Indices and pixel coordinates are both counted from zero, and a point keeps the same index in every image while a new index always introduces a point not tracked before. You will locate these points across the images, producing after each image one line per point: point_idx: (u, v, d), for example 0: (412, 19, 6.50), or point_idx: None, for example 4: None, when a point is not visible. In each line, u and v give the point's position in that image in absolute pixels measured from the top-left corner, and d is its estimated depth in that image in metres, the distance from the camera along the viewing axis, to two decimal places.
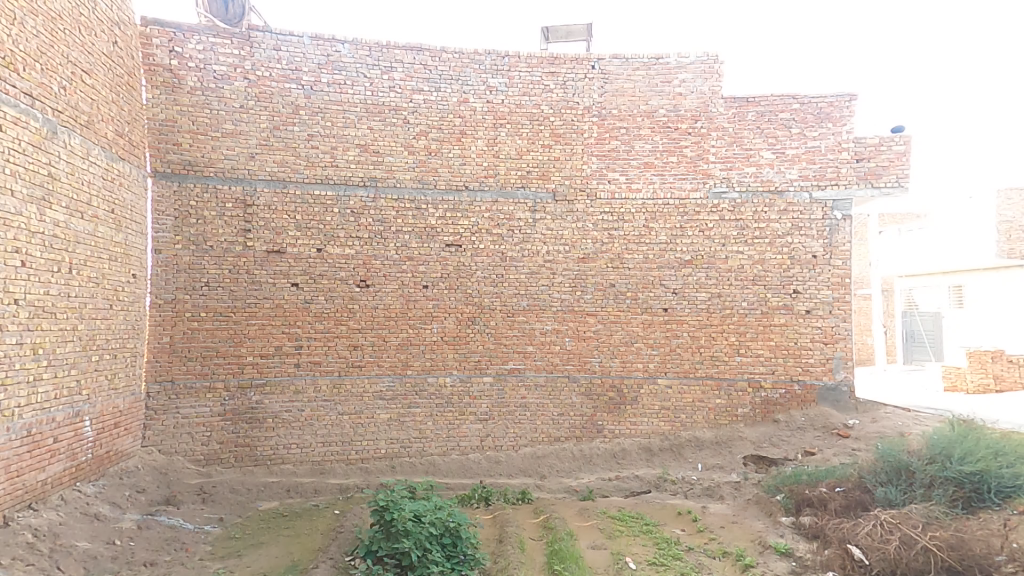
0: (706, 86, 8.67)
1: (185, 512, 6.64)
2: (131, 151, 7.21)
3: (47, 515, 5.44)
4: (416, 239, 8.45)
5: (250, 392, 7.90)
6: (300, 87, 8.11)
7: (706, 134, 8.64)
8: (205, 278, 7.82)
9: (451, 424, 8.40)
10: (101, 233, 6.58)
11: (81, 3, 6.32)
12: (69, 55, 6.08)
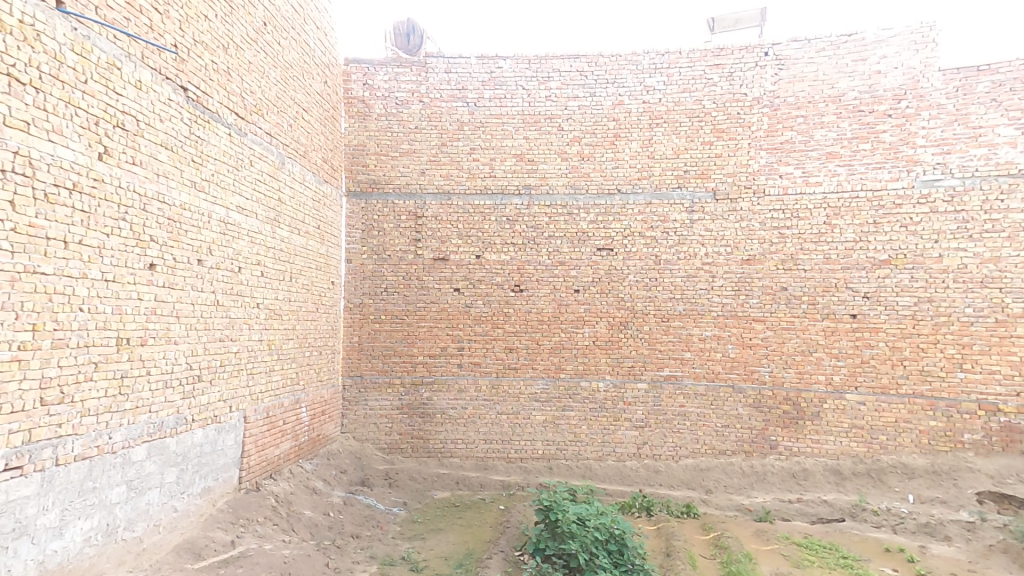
0: (916, 59, 7.56)
1: (377, 494, 7.54)
2: (332, 174, 8.34)
3: (282, 484, 6.58)
4: (568, 243, 8.56)
5: (422, 389, 8.64)
6: (465, 105, 8.73)
7: (913, 114, 7.54)
8: (385, 284, 8.76)
9: (607, 429, 8.34)
10: (311, 247, 7.72)
11: (305, 52, 7.51)
12: (295, 97, 7.24)
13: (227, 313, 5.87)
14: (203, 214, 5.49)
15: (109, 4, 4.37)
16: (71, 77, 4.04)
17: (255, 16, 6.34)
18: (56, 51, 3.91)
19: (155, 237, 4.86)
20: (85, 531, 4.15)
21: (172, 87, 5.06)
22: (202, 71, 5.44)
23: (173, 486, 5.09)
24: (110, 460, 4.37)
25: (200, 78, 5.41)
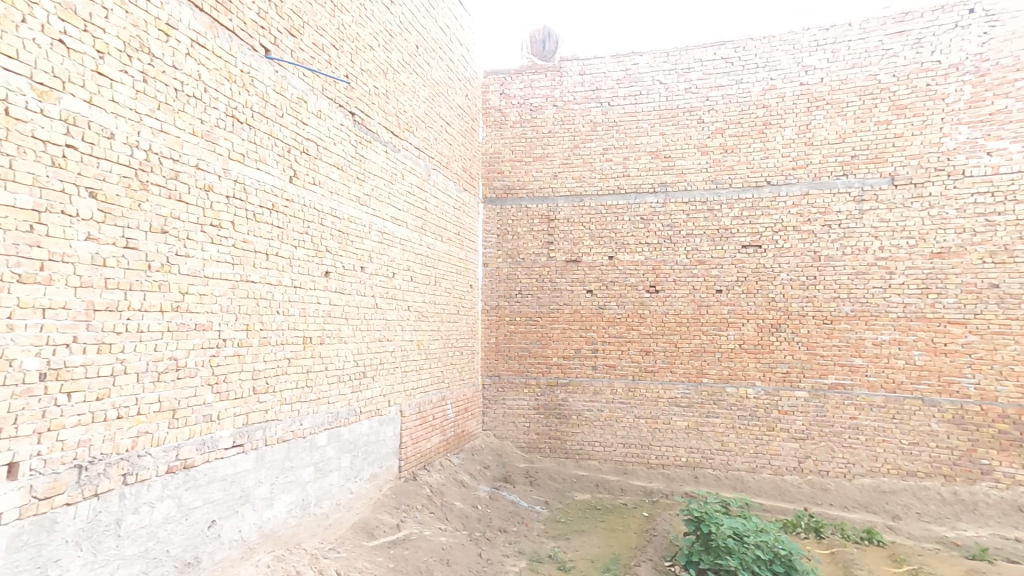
0: None
1: (520, 491, 7.76)
2: (471, 183, 8.75)
3: (435, 476, 7.06)
4: (708, 241, 8.07)
5: (557, 390, 8.70)
6: (599, 105, 8.65)
7: None
8: (519, 286, 8.97)
9: (759, 439, 7.68)
10: (453, 252, 8.17)
11: (449, 69, 8.02)
12: (440, 112, 7.74)
13: (384, 315, 6.42)
14: (365, 225, 6.06)
15: (300, 46, 5.02)
16: (273, 112, 4.69)
17: (409, 41, 6.91)
18: (263, 91, 4.58)
19: (329, 247, 5.46)
20: (288, 504, 4.82)
21: (344, 113, 5.67)
22: (366, 97, 6.03)
23: (348, 470, 5.68)
24: (301, 443, 5.00)
25: (365, 102, 6.00)
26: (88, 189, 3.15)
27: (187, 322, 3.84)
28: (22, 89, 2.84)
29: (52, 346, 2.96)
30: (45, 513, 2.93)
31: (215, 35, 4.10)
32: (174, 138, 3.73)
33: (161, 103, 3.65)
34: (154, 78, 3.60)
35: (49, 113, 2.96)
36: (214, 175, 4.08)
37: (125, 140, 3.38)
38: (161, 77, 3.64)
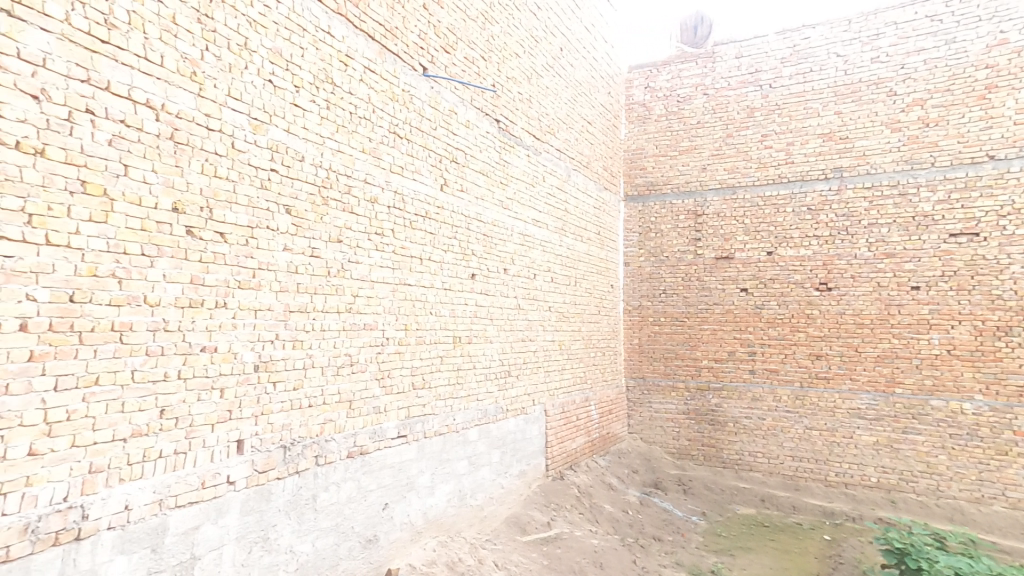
0: None
1: (674, 499, 7.36)
2: (612, 181, 8.56)
3: (581, 477, 7.00)
4: (900, 231, 7.05)
5: (709, 395, 8.10)
6: (757, 89, 8.00)
7: None
8: (664, 285, 8.52)
9: (985, 463, 6.54)
10: (593, 253, 8.05)
11: (592, 68, 7.98)
12: (582, 112, 7.71)
13: (526, 315, 6.53)
14: (507, 228, 6.23)
15: (453, 61, 5.33)
16: (427, 126, 5.03)
17: (554, 44, 7.01)
18: (420, 107, 4.93)
19: (474, 250, 5.69)
20: (447, 493, 5.13)
21: (489, 121, 5.89)
22: (511, 103, 6.21)
23: (499, 465, 5.87)
24: (455, 437, 5.27)
25: (509, 109, 6.19)
26: (285, 206, 3.64)
27: (358, 322, 4.24)
28: (242, 124, 3.37)
29: (262, 342, 3.45)
30: (265, 484, 3.46)
31: (383, 60, 4.52)
32: (348, 156, 4.17)
33: (339, 126, 4.10)
34: (335, 104, 4.06)
35: (260, 143, 3.47)
36: (379, 188, 4.48)
37: (312, 162, 3.86)
38: (340, 103, 4.10)
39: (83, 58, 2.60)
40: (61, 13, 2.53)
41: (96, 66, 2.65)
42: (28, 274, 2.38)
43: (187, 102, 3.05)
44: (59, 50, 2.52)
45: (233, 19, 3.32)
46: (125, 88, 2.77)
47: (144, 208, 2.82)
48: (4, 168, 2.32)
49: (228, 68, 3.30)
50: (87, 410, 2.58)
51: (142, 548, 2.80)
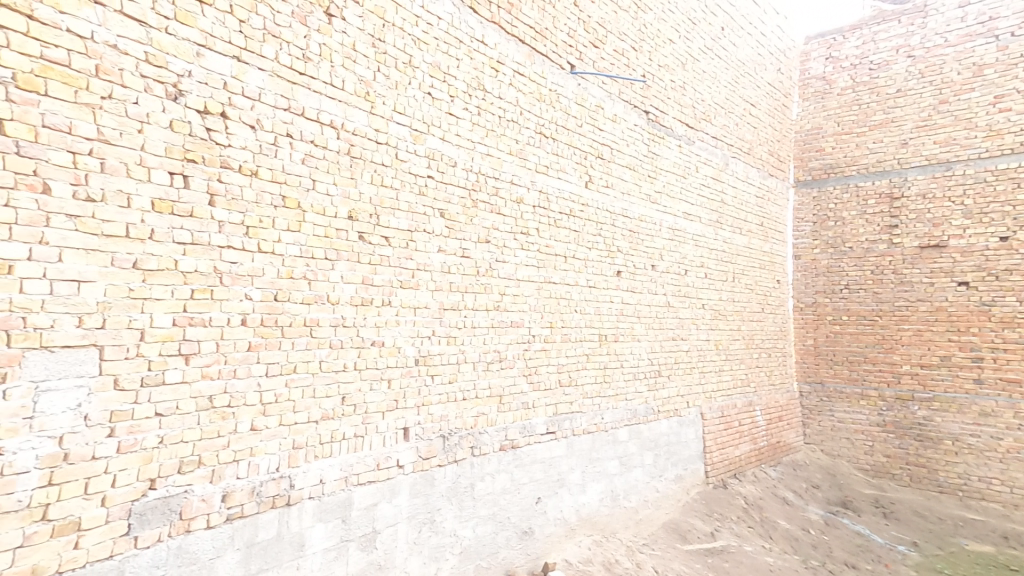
0: None
1: (870, 522, 6.35)
2: (779, 167, 7.74)
3: (749, 488, 6.38)
4: None
5: (913, 405, 6.90)
6: (989, 41, 6.81)
7: None
8: (846, 280, 7.46)
9: None
10: (755, 246, 7.31)
11: (760, 45, 7.35)
12: (744, 94, 7.11)
13: (677, 313, 6.16)
14: (656, 223, 5.93)
15: (602, 55, 5.27)
16: (573, 124, 5.03)
17: (714, 25, 6.62)
18: (566, 105, 4.95)
19: (620, 247, 5.53)
20: (600, 492, 5.05)
21: (638, 113, 5.69)
22: (662, 93, 5.95)
23: (652, 468, 5.61)
24: (605, 436, 5.16)
25: (661, 99, 5.93)
26: (439, 210, 3.90)
27: (505, 319, 4.38)
28: (404, 136, 3.68)
29: (421, 337, 3.74)
30: (430, 469, 3.74)
31: (532, 62, 4.63)
32: (495, 159, 4.33)
33: (489, 131, 4.28)
34: (485, 110, 4.26)
35: (419, 152, 3.77)
36: (524, 188, 4.58)
37: (463, 166, 4.08)
38: (490, 108, 4.29)
39: (286, 90, 3.05)
40: (272, 53, 2.99)
41: (295, 96, 3.09)
42: (247, 277, 2.84)
43: (360, 120, 3.41)
44: (270, 85, 2.98)
45: (401, 39, 3.66)
46: (315, 112, 3.18)
47: (327, 217, 3.22)
48: (231, 189, 2.79)
49: (395, 85, 3.63)
50: (289, 394, 3.01)
51: (335, 518, 3.20)
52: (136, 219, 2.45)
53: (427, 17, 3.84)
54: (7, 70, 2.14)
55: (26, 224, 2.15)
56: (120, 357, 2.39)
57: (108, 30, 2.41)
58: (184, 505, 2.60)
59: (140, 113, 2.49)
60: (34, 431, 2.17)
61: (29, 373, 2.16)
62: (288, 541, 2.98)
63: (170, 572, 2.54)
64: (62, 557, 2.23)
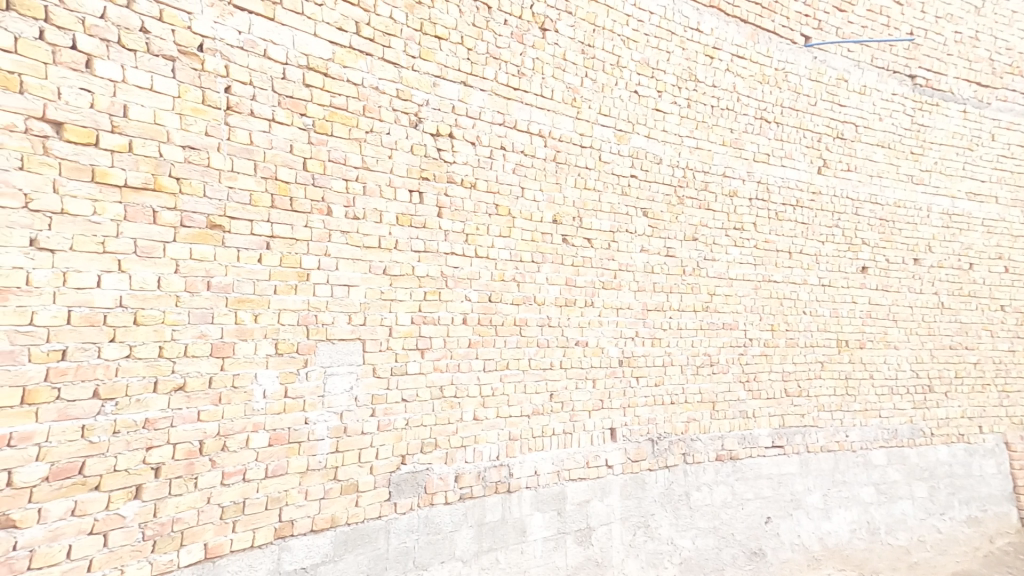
0: None
1: None
2: None
3: None
4: None
5: None
6: None
7: None
8: None
9: None
10: None
11: None
12: None
13: (960, 318, 4.87)
14: (922, 208, 4.82)
15: (850, 19, 4.57)
16: (805, 103, 4.45)
17: None
18: (797, 83, 4.42)
19: (867, 239, 4.63)
20: (850, 522, 4.30)
21: (898, 79, 4.76)
22: (941, 49, 4.87)
23: (929, 503, 4.56)
24: (852, 457, 4.36)
25: (936, 57, 4.85)
26: (643, 209, 3.87)
27: (716, 321, 4.06)
28: (609, 137, 3.76)
29: (624, 338, 3.71)
30: (639, 472, 3.68)
31: (755, 41, 4.29)
32: (706, 152, 4.11)
33: (699, 123, 4.09)
34: (697, 101, 4.07)
35: (623, 152, 3.80)
36: (739, 180, 4.22)
37: (669, 163, 3.97)
38: (702, 98, 4.09)
39: (502, 106, 3.36)
40: (492, 74, 3.31)
41: (509, 110, 3.39)
42: (467, 280, 3.22)
43: (566, 126, 3.60)
44: (489, 103, 3.30)
45: (610, 42, 3.75)
46: (526, 123, 3.44)
47: (533, 222, 3.47)
48: (455, 201, 3.18)
49: (602, 88, 3.73)
50: (503, 388, 3.30)
51: (551, 509, 3.38)
52: (386, 232, 2.92)
53: (639, 15, 3.85)
54: (309, 119, 2.66)
55: (318, 240, 2.68)
56: (377, 349, 2.90)
57: (373, 75, 2.87)
58: (428, 481, 3.04)
59: (391, 142, 2.93)
60: (325, 407, 2.74)
61: (320, 360, 2.72)
62: (511, 525, 3.25)
63: (421, 537, 2.99)
64: (348, 511, 2.80)
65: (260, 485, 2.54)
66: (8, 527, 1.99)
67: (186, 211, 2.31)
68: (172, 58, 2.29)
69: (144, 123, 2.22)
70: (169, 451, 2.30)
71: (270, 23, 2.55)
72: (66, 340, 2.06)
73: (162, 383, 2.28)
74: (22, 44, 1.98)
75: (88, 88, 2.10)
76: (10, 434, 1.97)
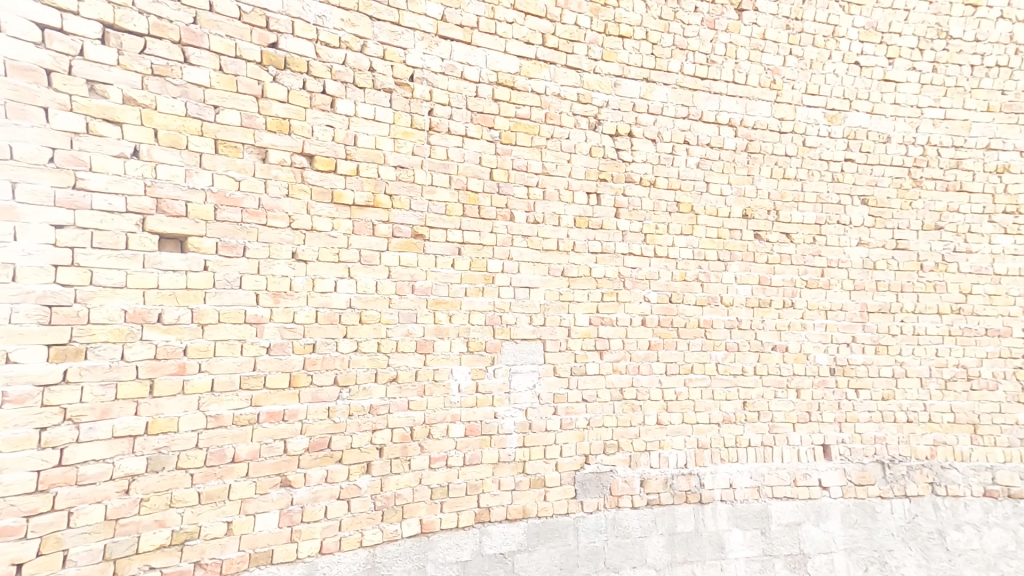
0: None
1: None
2: None
3: None
4: None
5: None
6: None
7: None
8: None
9: None
10: None
11: None
12: None
13: None
14: None
15: None
16: None
17: None
18: None
19: None
20: None
21: None
22: None
23: None
24: None
25: None
26: (861, 197, 3.44)
27: (975, 326, 3.45)
28: (817, 118, 3.40)
29: (837, 344, 3.36)
30: (865, 498, 3.29)
31: None
32: (960, 122, 3.48)
33: (949, 88, 3.48)
34: (948, 62, 3.46)
35: (836, 133, 3.41)
36: (1013, 152, 3.51)
37: (902, 140, 3.46)
38: (955, 58, 3.46)
39: (687, 98, 3.25)
40: (678, 66, 3.22)
41: (695, 102, 3.26)
42: (646, 280, 3.18)
43: (763, 112, 3.35)
44: (672, 97, 3.22)
45: (824, 11, 3.37)
46: (713, 114, 3.29)
47: (720, 218, 3.31)
48: (633, 201, 3.17)
49: (810, 64, 3.39)
50: (688, 393, 3.18)
51: (753, 528, 3.19)
52: (564, 235, 3.04)
53: None
54: (496, 132, 2.87)
55: (502, 245, 2.90)
56: (557, 349, 3.00)
57: (556, 83, 2.99)
58: (612, 482, 3.04)
59: (570, 146, 3.04)
60: (511, 402, 2.91)
61: (505, 358, 2.91)
62: (707, 539, 3.13)
63: (610, 538, 3.00)
64: (537, 504, 2.93)
65: (460, 472, 2.80)
66: (286, 486, 2.43)
67: (397, 223, 2.66)
68: (391, 90, 2.61)
69: (368, 149, 2.57)
70: (389, 434, 2.65)
71: (468, 47, 2.77)
72: (316, 335, 2.49)
73: (381, 374, 2.64)
74: (292, 94, 2.38)
75: (331, 124, 2.47)
76: (283, 411, 2.42)
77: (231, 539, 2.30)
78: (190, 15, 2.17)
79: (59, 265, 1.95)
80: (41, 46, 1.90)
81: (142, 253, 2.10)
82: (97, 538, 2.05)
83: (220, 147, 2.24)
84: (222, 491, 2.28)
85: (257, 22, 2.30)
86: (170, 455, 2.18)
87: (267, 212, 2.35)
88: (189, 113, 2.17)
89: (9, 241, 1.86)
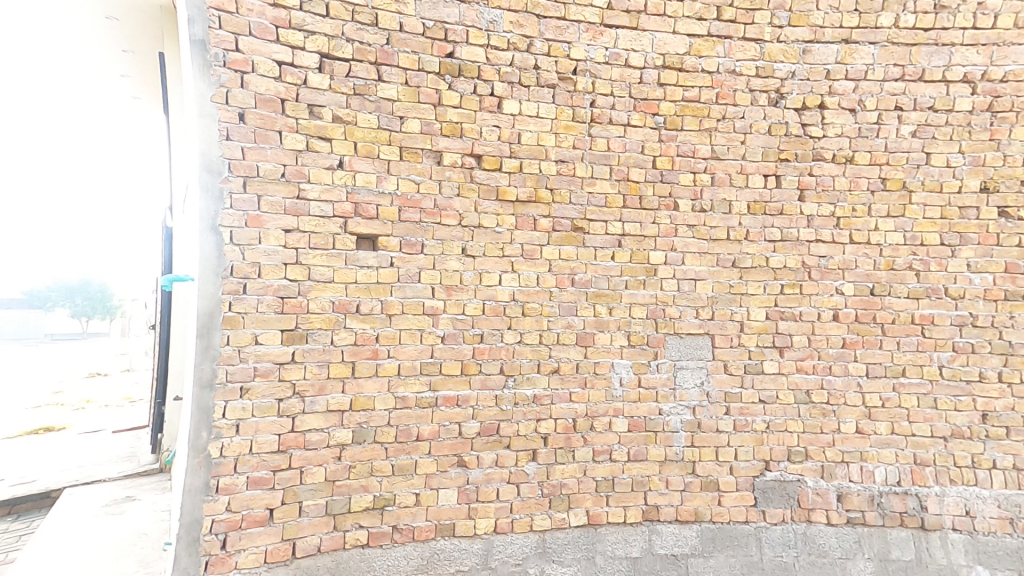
0: None
1: None
2: None
3: None
4: None
5: None
6: None
7: None
8: None
9: None
10: None
11: None
12: None
13: None
14: None
15: None
16: None
17: None
18: None
19: None
20: None
21: None
22: None
23: None
24: None
25: None
26: None
27: None
28: None
29: None
30: None
31: None
32: None
33: None
34: None
35: None
36: None
37: None
38: None
39: (903, 56, 2.75)
40: (891, 20, 2.75)
41: (915, 59, 2.75)
42: (838, 270, 2.77)
43: (1021, 58, 2.74)
44: (882, 57, 2.76)
45: None
46: (941, 71, 2.75)
47: (945, 194, 2.76)
48: (823, 180, 2.78)
49: None
50: (900, 400, 2.73)
51: (1007, 569, 2.67)
52: (735, 223, 2.79)
53: None
54: (661, 117, 2.77)
55: (664, 235, 2.77)
56: (728, 345, 2.77)
57: (732, 58, 2.78)
58: (800, 494, 2.72)
59: (745, 126, 2.79)
60: (678, 400, 2.75)
61: (670, 353, 2.77)
62: (936, 573, 2.66)
63: (802, 555, 2.69)
64: (712, 508, 2.72)
65: (625, 467, 2.72)
66: (463, 466, 2.60)
67: (557, 217, 2.72)
68: (554, 85, 2.69)
69: (531, 146, 2.68)
70: (553, 424, 2.69)
71: (633, 32, 2.73)
72: (483, 326, 2.65)
73: (543, 365, 2.70)
74: (465, 99, 2.60)
75: (498, 124, 2.64)
76: (457, 396, 2.61)
77: (421, 509, 2.55)
78: (385, 37, 2.50)
79: (288, 263, 2.39)
80: (279, 79, 2.36)
81: (344, 252, 2.47)
82: (321, 495, 2.42)
83: (403, 155, 2.54)
84: (411, 465, 2.55)
85: (437, 35, 2.56)
86: (369, 429, 2.49)
87: (441, 211, 2.60)
88: (381, 125, 2.51)
89: (256, 244, 2.34)
